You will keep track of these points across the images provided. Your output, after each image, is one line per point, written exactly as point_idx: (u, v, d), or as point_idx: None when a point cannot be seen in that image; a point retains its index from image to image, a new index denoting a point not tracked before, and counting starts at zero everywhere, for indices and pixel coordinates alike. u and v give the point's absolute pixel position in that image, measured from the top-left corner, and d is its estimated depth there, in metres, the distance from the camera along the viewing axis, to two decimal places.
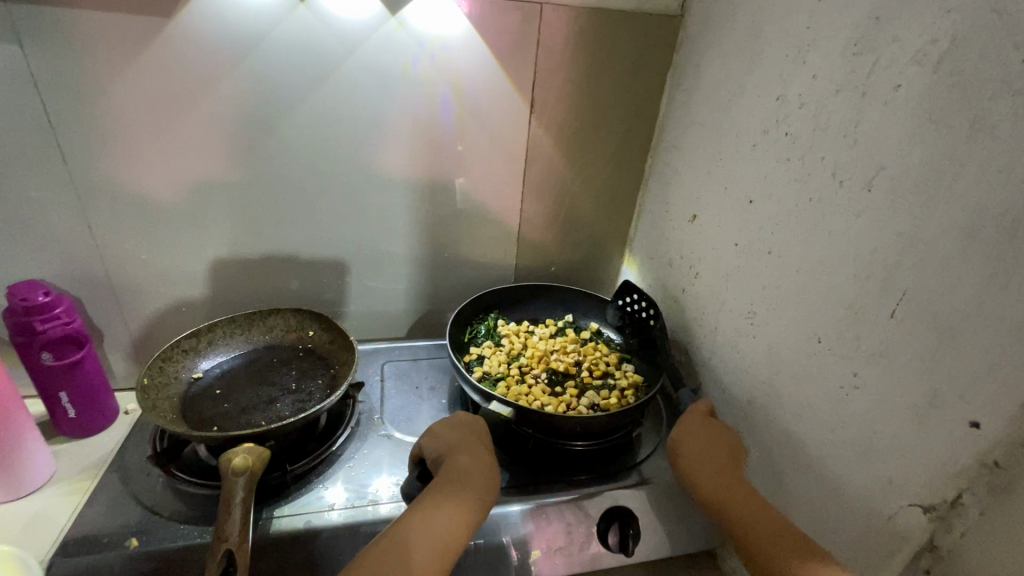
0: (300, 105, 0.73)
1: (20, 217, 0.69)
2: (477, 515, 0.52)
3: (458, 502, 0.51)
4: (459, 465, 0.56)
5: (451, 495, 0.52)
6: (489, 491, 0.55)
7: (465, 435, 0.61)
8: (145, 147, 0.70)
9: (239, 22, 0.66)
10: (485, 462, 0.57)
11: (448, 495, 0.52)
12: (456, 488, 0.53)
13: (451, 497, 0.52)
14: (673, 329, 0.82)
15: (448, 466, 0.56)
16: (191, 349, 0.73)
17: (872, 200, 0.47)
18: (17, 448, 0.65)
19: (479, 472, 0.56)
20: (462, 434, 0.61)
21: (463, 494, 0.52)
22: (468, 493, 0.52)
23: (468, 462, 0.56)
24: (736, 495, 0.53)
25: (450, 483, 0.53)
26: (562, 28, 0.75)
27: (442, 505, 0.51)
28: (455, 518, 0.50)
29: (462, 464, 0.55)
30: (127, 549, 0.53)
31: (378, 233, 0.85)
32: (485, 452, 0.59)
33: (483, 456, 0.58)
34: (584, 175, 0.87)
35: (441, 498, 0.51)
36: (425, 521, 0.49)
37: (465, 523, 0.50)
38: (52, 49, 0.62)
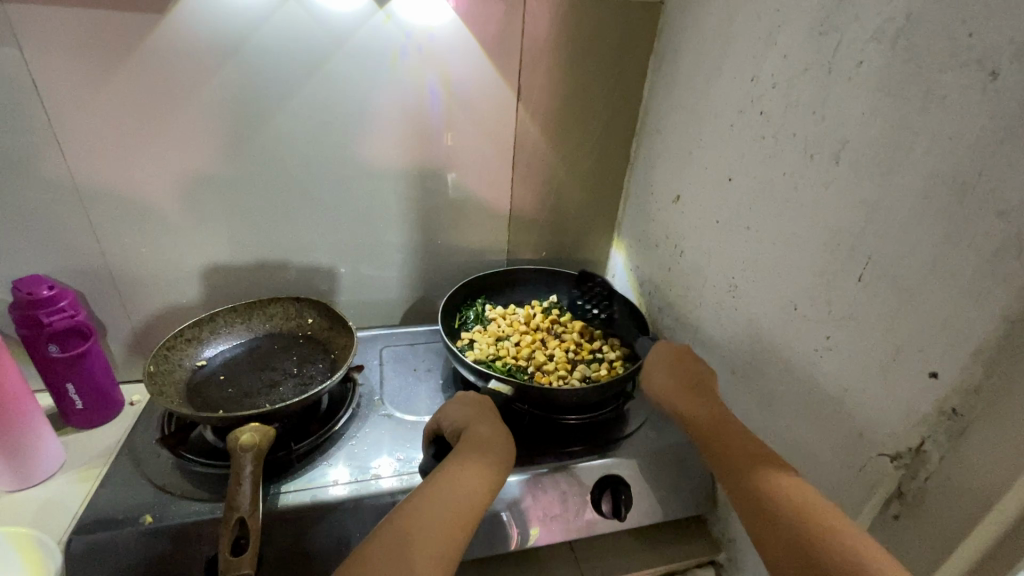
0: (291, 99, 0.75)
1: (23, 213, 0.71)
2: (498, 479, 0.54)
3: (479, 465, 0.53)
4: (477, 435, 0.58)
5: (471, 461, 0.54)
6: (507, 458, 0.57)
7: (481, 410, 0.63)
8: (142, 141, 0.72)
9: (229, 18, 0.68)
10: (503, 434, 0.59)
11: (467, 462, 0.54)
12: (475, 454, 0.55)
13: (471, 462, 0.53)
14: (659, 307, 0.85)
15: (466, 437, 0.58)
16: (194, 338, 0.75)
17: (839, 172, 0.50)
18: (27, 437, 0.67)
19: (497, 441, 0.58)
20: (478, 410, 0.63)
21: (482, 460, 0.54)
22: (488, 460, 0.55)
23: (487, 433, 0.58)
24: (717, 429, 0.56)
25: (471, 450, 0.55)
26: (545, 16, 0.77)
27: (464, 469, 0.53)
28: (476, 482, 0.52)
29: (482, 434, 0.58)
30: (142, 525, 0.56)
31: (372, 223, 0.87)
32: (502, 426, 0.61)
33: (501, 429, 0.60)
34: (570, 161, 0.90)
35: (462, 463, 0.53)
36: (448, 483, 0.51)
37: (487, 486, 0.52)
38: (48, 47, 0.63)
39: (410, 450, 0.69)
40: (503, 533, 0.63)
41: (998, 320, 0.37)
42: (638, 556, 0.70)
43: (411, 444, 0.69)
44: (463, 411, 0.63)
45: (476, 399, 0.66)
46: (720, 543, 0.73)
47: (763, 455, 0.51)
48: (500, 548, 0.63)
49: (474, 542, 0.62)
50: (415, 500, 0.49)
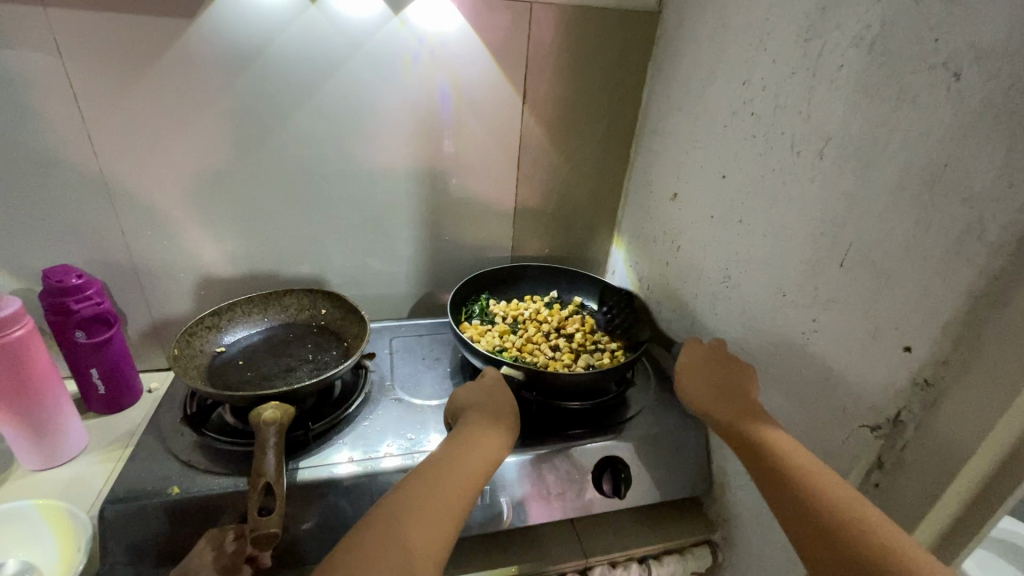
0: (309, 100, 0.79)
1: (53, 205, 0.75)
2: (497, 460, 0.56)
3: (485, 439, 0.57)
4: (483, 413, 0.61)
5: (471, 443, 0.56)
6: (512, 431, 0.61)
7: (485, 389, 0.67)
8: (166, 137, 0.76)
9: (253, 23, 0.72)
10: (506, 410, 0.63)
11: (476, 433, 0.58)
12: (482, 427, 0.59)
13: (480, 434, 0.58)
14: (658, 301, 0.89)
15: (467, 419, 0.61)
16: (213, 325, 0.78)
17: (823, 166, 0.54)
18: (55, 417, 0.71)
19: (502, 417, 0.62)
20: (487, 395, 0.66)
21: (490, 432, 0.58)
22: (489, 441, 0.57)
23: (492, 409, 0.63)
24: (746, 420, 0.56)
25: (479, 423, 0.60)
26: (550, 23, 0.81)
27: (474, 441, 0.56)
28: (485, 451, 0.56)
29: (486, 411, 0.62)
30: (169, 496, 0.59)
31: (383, 219, 0.91)
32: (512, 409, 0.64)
33: (505, 412, 0.63)
34: (573, 162, 0.94)
35: (468, 438, 0.57)
36: (458, 451, 0.55)
37: (493, 458, 0.56)
38: (84, 48, 0.68)
39: (418, 431, 0.72)
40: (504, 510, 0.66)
41: (963, 295, 0.41)
42: (637, 534, 0.73)
43: (418, 426, 0.73)
44: (473, 395, 0.66)
45: (491, 381, 0.68)
46: (715, 523, 0.76)
47: (775, 431, 0.53)
48: (499, 525, 0.67)
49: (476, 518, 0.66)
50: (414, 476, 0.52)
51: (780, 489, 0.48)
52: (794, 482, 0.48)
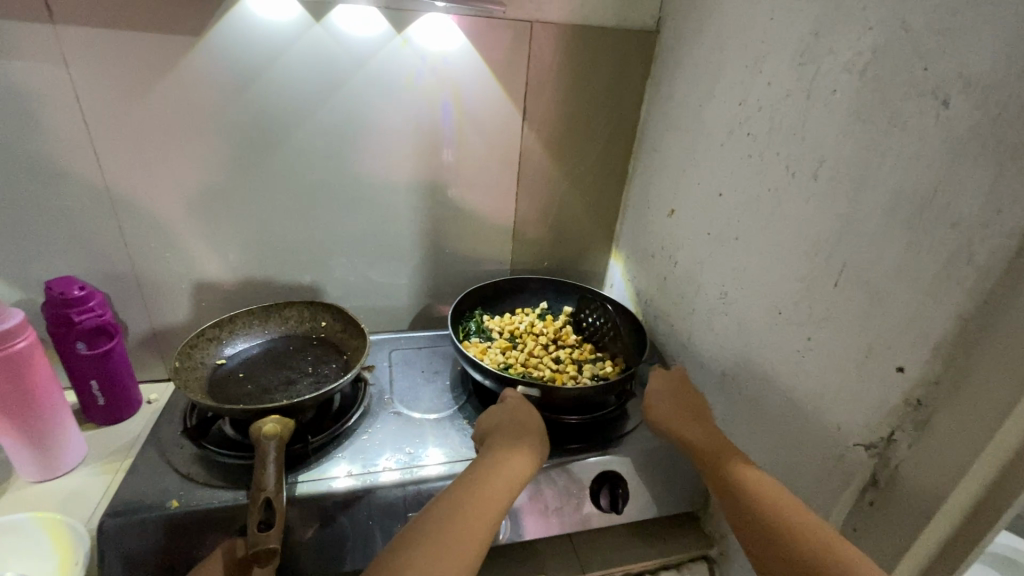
0: (313, 116, 0.80)
1: (57, 217, 0.75)
2: (520, 483, 0.56)
3: (508, 461, 0.57)
4: (508, 434, 0.62)
5: (492, 468, 0.56)
6: (538, 452, 0.61)
7: (509, 410, 0.67)
8: (171, 152, 0.77)
9: (258, 40, 0.73)
10: (531, 430, 0.63)
11: (499, 455, 0.58)
12: (504, 448, 0.59)
13: (503, 455, 0.58)
14: (655, 315, 0.90)
15: (491, 442, 0.61)
16: (214, 338, 0.79)
17: (817, 187, 0.55)
18: (56, 428, 0.71)
19: (525, 435, 0.62)
20: (511, 416, 0.66)
21: (513, 452, 0.58)
22: (511, 464, 0.57)
23: (513, 429, 0.63)
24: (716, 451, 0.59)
25: (501, 445, 0.60)
26: (550, 42, 0.83)
27: (497, 464, 0.57)
28: (508, 474, 0.56)
29: (508, 432, 0.62)
30: (169, 509, 0.60)
31: (384, 232, 0.92)
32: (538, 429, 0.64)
33: (531, 433, 0.63)
34: (572, 177, 0.95)
35: (491, 461, 0.57)
36: (478, 475, 0.55)
37: (516, 479, 0.55)
38: (93, 64, 0.69)
39: (416, 445, 0.72)
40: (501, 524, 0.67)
41: (954, 317, 0.42)
42: (634, 549, 0.74)
43: (416, 439, 0.73)
44: (496, 418, 0.66)
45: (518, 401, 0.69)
46: (712, 538, 0.77)
47: (756, 469, 0.54)
48: (496, 540, 0.67)
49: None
50: (435, 504, 0.52)
51: (764, 536, 0.49)
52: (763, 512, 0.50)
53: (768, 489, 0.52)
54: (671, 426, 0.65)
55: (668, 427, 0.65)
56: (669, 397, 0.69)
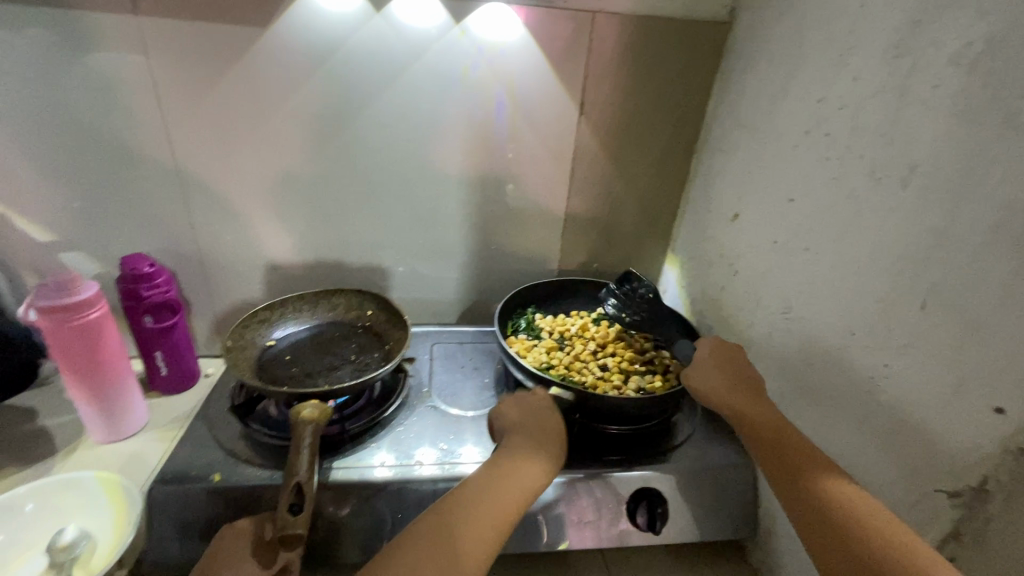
0: (369, 106, 0.81)
1: (133, 198, 0.81)
2: (536, 491, 0.54)
3: (527, 468, 0.55)
4: (529, 437, 0.60)
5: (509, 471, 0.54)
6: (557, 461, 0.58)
7: (534, 409, 0.65)
8: (235, 138, 0.80)
9: (320, 31, 0.74)
10: (554, 434, 0.61)
11: (519, 460, 0.56)
12: (525, 453, 0.57)
13: (522, 461, 0.56)
14: (711, 326, 0.84)
15: (510, 442, 0.59)
16: (266, 320, 0.82)
17: (906, 197, 0.49)
18: (121, 395, 0.76)
19: (547, 440, 0.60)
20: (534, 416, 0.63)
21: (534, 458, 0.56)
22: (530, 470, 0.55)
23: (537, 432, 0.61)
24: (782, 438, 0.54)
25: (522, 448, 0.58)
26: (612, 34, 0.79)
27: (517, 470, 0.54)
28: (526, 482, 0.54)
29: (531, 435, 0.60)
30: (210, 482, 0.62)
31: (433, 225, 0.92)
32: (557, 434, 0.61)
33: (553, 440, 0.60)
34: (628, 176, 0.91)
35: (511, 465, 0.55)
36: (494, 480, 0.53)
37: (532, 488, 0.54)
38: (169, 53, 0.73)
39: (452, 441, 0.72)
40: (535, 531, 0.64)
41: None
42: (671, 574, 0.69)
43: (454, 436, 0.72)
44: (521, 418, 0.63)
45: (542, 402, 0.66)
46: (760, 571, 0.71)
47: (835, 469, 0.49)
48: (529, 547, 0.65)
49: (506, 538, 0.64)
50: (449, 504, 0.50)
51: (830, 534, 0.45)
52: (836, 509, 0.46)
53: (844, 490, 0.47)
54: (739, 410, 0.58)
55: (736, 411, 0.59)
56: (723, 374, 0.64)
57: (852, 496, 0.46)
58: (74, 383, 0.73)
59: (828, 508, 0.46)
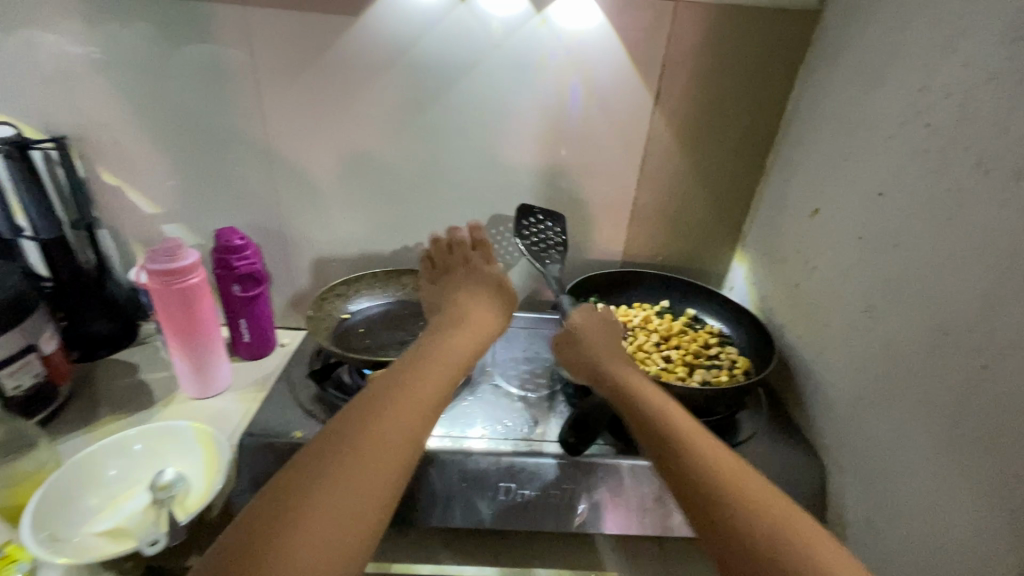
0: (447, 93, 0.84)
1: (230, 176, 0.88)
2: (461, 373, 0.58)
3: (453, 343, 0.61)
4: (467, 331, 0.66)
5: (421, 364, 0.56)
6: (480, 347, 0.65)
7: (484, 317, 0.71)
8: (323, 123, 0.85)
9: (406, 20, 0.78)
10: (473, 326, 0.67)
11: (450, 342, 0.61)
12: (456, 337, 0.63)
13: (445, 339, 0.62)
14: (781, 325, 0.82)
15: (459, 335, 0.64)
16: (342, 294, 0.86)
17: (1020, 189, 0.46)
18: (211, 356, 0.83)
19: (478, 335, 0.66)
20: (471, 318, 0.69)
21: (454, 338, 0.63)
22: (456, 355, 0.59)
23: (473, 329, 0.67)
24: (677, 409, 0.56)
25: (458, 335, 0.64)
26: (693, 23, 0.78)
27: (449, 349, 0.60)
28: (448, 351, 0.60)
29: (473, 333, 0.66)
30: (294, 439, 0.67)
31: (500, 212, 0.94)
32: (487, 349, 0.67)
33: (469, 330, 0.66)
34: (700, 169, 0.89)
35: (443, 344, 0.60)
36: (434, 356, 0.58)
37: (462, 362, 0.59)
38: (269, 41, 0.78)
39: (512, 419, 0.74)
40: (570, 514, 0.65)
41: None
42: None
43: (514, 414, 0.75)
44: (468, 320, 0.68)
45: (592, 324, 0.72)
46: None
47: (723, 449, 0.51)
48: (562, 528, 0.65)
49: (541, 517, 0.65)
50: (374, 391, 0.50)
51: (711, 509, 0.45)
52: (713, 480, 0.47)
53: (731, 465, 0.49)
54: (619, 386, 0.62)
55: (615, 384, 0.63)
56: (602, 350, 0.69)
57: (734, 472, 0.48)
58: (173, 342, 0.80)
59: (705, 485, 0.47)
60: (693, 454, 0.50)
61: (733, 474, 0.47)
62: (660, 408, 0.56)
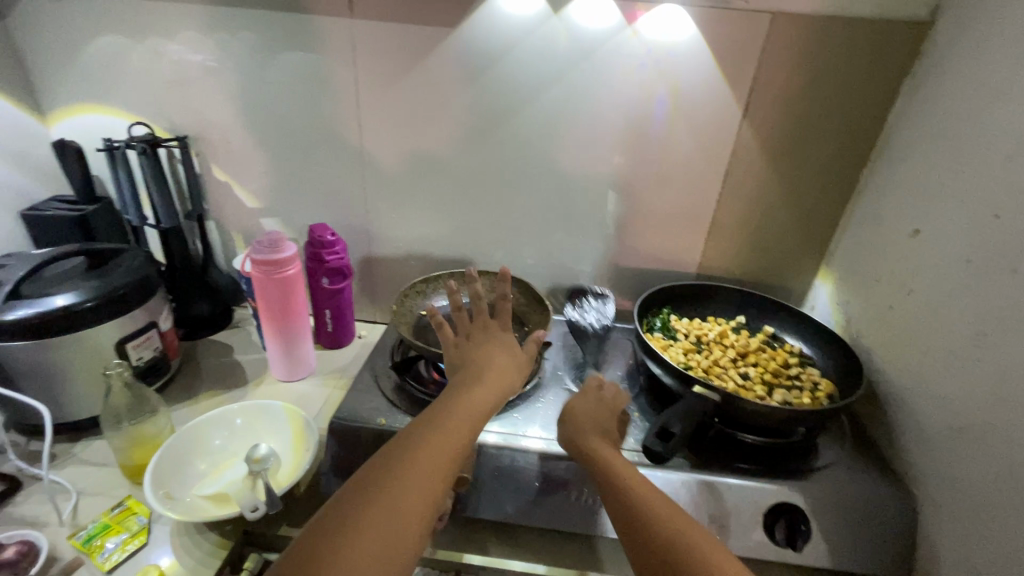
0: (533, 103, 0.86)
1: (327, 176, 0.94)
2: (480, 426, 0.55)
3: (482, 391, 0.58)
4: (489, 372, 0.61)
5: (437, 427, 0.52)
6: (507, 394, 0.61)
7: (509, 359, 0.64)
8: (414, 129, 0.89)
9: (501, 32, 0.81)
10: (501, 367, 0.62)
11: (466, 388, 0.58)
12: (466, 383, 0.58)
13: (463, 389, 0.58)
14: (870, 349, 0.78)
15: (464, 381, 0.59)
16: (422, 291, 0.90)
17: None
18: (300, 342, 0.89)
19: (502, 374, 0.61)
20: (492, 357, 0.63)
21: (474, 385, 0.58)
22: (475, 402, 0.56)
23: (494, 366, 0.62)
24: (630, 471, 0.56)
25: (463, 381, 0.59)
26: (790, 35, 0.77)
27: (466, 396, 0.56)
28: (476, 404, 0.56)
29: (489, 373, 0.61)
30: (377, 426, 0.71)
31: (576, 219, 0.95)
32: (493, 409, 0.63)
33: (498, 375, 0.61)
34: (787, 184, 0.87)
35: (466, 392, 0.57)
36: (449, 405, 0.55)
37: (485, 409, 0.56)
38: (373, 52, 0.84)
39: None
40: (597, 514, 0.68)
41: None
42: None
43: None
44: (464, 360, 0.63)
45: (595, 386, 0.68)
46: None
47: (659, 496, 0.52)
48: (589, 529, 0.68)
49: (568, 511, 0.68)
50: (382, 458, 0.48)
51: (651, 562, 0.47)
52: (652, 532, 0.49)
53: (665, 513, 0.50)
54: (601, 459, 0.58)
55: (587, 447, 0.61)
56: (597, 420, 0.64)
57: (665, 518, 0.50)
58: (268, 328, 0.86)
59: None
60: (632, 507, 0.52)
61: (659, 518, 0.50)
62: (614, 463, 0.57)
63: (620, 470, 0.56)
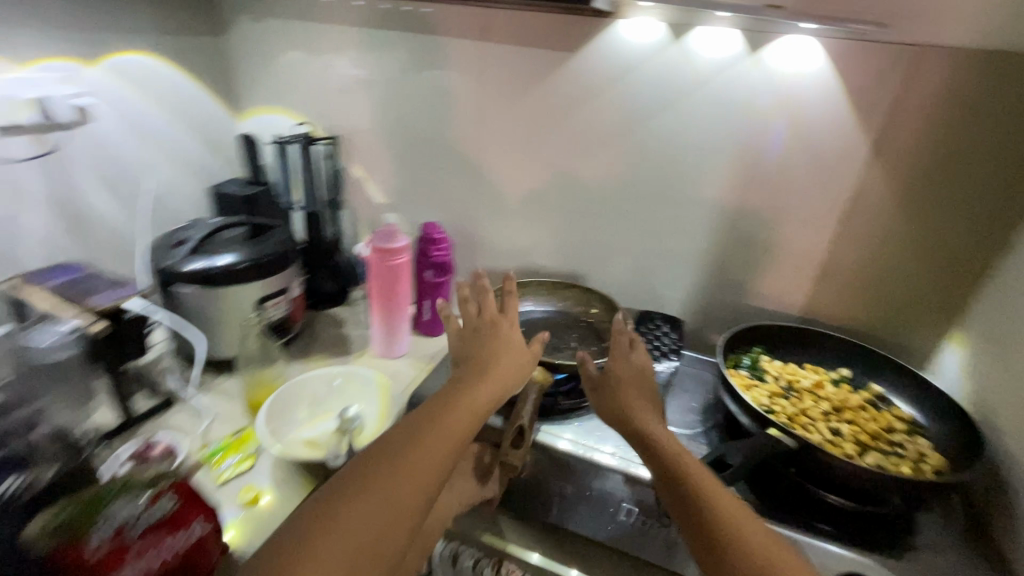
0: (643, 126, 0.88)
1: (445, 180, 1.04)
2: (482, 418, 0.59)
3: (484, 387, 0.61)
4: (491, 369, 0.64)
5: (435, 423, 0.55)
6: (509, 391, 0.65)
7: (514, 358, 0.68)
8: (527, 144, 0.96)
9: (619, 57, 0.84)
10: (507, 366, 0.66)
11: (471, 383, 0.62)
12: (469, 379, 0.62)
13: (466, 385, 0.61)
14: (1005, 429, 0.67)
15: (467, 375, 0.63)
16: (510, 294, 0.95)
17: None
18: (399, 325, 0.99)
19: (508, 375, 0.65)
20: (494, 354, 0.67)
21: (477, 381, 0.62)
22: (476, 397, 0.60)
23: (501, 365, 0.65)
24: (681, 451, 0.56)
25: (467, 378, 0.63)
26: (940, 69, 0.70)
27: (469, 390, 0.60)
28: (479, 399, 0.60)
29: (494, 371, 0.64)
30: None
31: (673, 244, 0.94)
32: (529, 399, 0.69)
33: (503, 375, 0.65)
34: (919, 231, 0.78)
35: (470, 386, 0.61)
36: (450, 398, 0.59)
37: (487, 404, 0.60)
38: (499, 71, 0.92)
39: None
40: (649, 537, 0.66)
41: None
42: None
43: None
44: (471, 351, 0.67)
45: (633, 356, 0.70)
46: None
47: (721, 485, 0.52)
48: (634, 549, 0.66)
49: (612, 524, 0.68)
50: (378, 447, 0.52)
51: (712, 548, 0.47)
52: (713, 520, 0.48)
53: (726, 501, 0.50)
54: (644, 435, 0.59)
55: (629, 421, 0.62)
56: (639, 397, 0.65)
57: (731, 508, 0.49)
58: (375, 308, 0.97)
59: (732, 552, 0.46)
60: (695, 492, 0.51)
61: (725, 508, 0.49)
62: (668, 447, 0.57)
63: (678, 454, 0.56)
